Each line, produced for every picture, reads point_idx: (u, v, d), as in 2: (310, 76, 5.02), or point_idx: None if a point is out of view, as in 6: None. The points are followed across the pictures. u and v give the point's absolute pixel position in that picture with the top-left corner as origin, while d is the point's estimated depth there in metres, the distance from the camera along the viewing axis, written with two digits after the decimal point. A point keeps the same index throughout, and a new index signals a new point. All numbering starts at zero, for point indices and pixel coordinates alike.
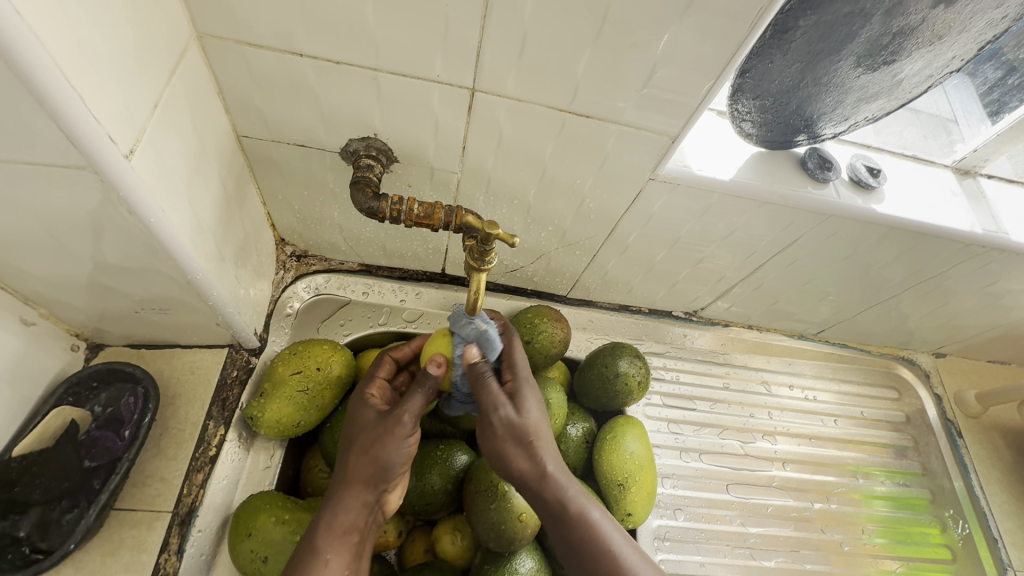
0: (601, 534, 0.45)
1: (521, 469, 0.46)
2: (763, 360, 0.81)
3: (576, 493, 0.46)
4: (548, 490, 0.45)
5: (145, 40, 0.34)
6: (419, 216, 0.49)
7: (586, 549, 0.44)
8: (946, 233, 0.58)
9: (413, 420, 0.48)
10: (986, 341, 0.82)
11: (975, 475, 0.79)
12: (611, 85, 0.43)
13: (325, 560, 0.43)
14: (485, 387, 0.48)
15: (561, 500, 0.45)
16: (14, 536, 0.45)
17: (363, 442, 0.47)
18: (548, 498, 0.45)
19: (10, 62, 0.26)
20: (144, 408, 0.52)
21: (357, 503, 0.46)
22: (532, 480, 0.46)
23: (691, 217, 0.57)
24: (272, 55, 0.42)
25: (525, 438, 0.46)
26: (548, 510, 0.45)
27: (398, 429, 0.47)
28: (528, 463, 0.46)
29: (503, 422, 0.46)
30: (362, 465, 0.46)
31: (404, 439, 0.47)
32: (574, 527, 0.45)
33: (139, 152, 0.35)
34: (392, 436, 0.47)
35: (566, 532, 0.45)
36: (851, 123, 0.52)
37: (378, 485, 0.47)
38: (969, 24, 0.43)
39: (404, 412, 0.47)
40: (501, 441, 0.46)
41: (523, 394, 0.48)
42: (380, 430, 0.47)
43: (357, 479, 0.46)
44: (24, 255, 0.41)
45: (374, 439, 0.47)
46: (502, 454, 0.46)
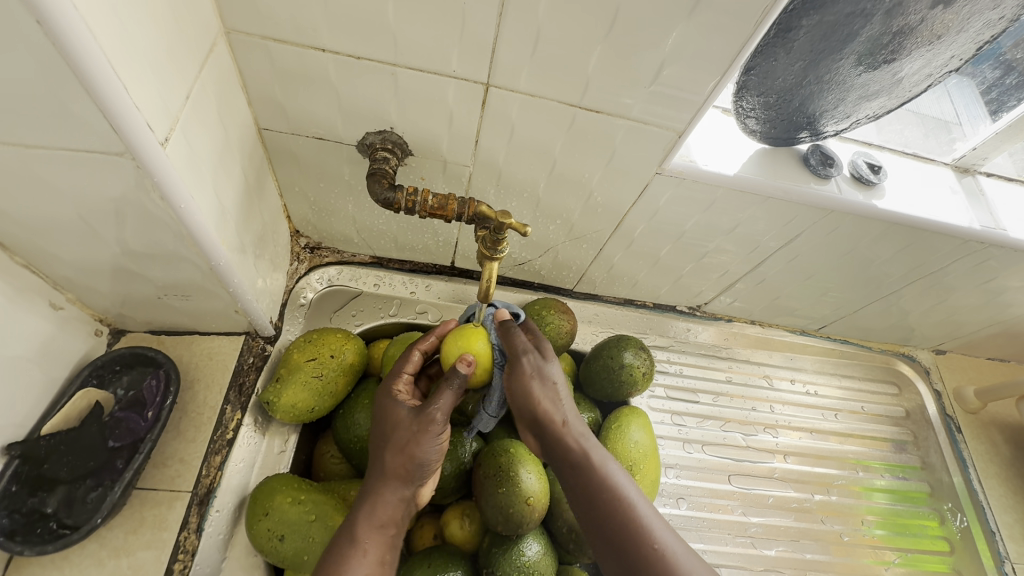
0: (619, 484, 0.48)
1: (545, 410, 0.51)
2: (764, 355, 0.83)
3: (594, 445, 0.50)
4: (568, 440, 0.50)
5: (179, 32, 0.36)
6: (434, 208, 0.50)
7: (601, 501, 0.47)
8: (945, 229, 0.59)
9: (444, 417, 0.50)
10: (985, 338, 0.84)
11: (973, 469, 0.81)
12: (621, 81, 0.45)
13: (365, 550, 0.45)
14: (515, 336, 0.51)
15: (580, 447, 0.50)
16: (42, 512, 0.47)
17: (399, 441, 0.49)
18: (568, 444, 0.50)
19: (57, 45, 0.28)
20: (165, 391, 0.54)
21: (394, 497, 0.48)
22: (554, 423, 0.51)
23: (696, 211, 0.59)
24: (295, 50, 0.44)
25: (549, 381, 0.51)
26: (566, 456, 0.50)
27: (431, 428, 0.49)
28: (552, 406, 0.51)
29: (531, 364, 0.50)
30: (399, 461, 0.48)
31: (435, 437, 0.49)
32: (591, 473, 0.48)
33: (173, 141, 0.37)
34: (425, 434, 0.49)
35: (586, 477, 0.48)
36: (853, 120, 0.53)
37: (413, 479, 0.49)
38: (967, 24, 0.44)
39: (435, 411, 0.49)
40: (528, 380, 0.50)
41: (544, 347, 0.53)
42: (414, 429, 0.49)
43: (393, 474, 0.48)
44: (58, 240, 0.43)
45: (408, 437, 0.49)
46: (528, 394, 0.51)
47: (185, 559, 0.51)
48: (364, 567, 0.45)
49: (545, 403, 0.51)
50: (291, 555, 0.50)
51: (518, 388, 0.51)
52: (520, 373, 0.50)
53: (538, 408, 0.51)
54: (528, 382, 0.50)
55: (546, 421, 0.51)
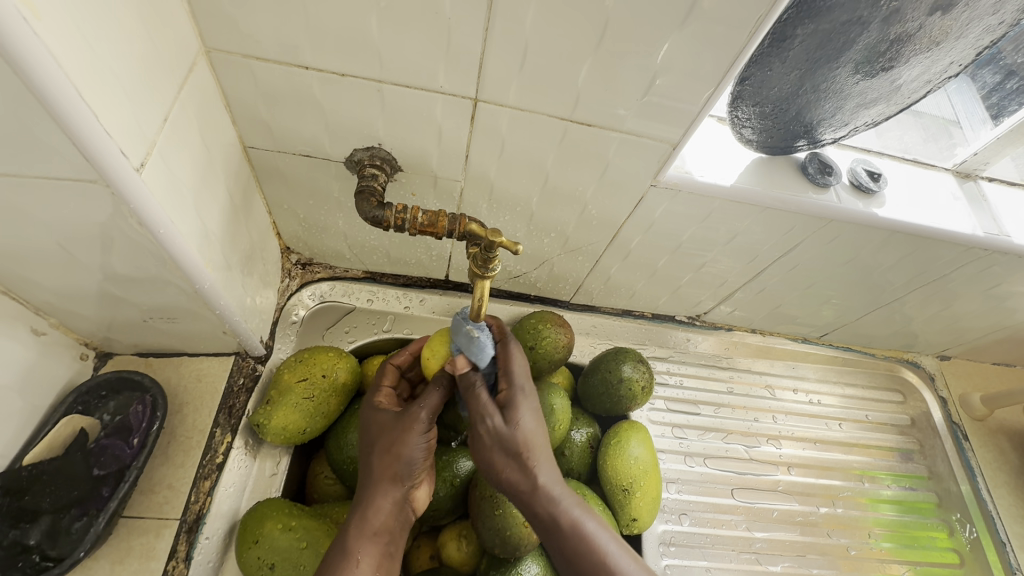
0: (589, 539, 0.46)
1: (513, 482, 0.47)
2: (766, 364, 0.81)
3: (570, 505, 0.47)
4: (541, 503, 0.47)
5: (155, 55, 0.35)
6: (424, 224, 0.49)
7: (579, 561, 0.45)
8: (947, 236, 0.58)
9: (428, 415, 0.49)
10: (990, 343, 0.82)
11: (982, 478, 0.79)
12: (612, 94, 0.44)
13: (357, 560, 0.44)
14: (475, 398, 0.48)
15: (555, 513, 0.46)
16: (24, 545, 0.46)
17: (384, 443, 0.48)
18: (540, 513, 0.47)
19: (21, 74, 0.26)
20: (152, 416, 0.53)
21: (386, 502, 0.47)
22: (525, 492, 0.47)
23: (692, 222, 0.57)
24: (279, 68, 0.43)
25: (517, 453, 0.47)
26: (538, 518, 0.47)
27: (415, 426, 0.48)
28: (518, 475, 0.47)
29: (490, 435, 0.47)
30: (387, 464, 0.48)
31: (424, 437, 0.49)
32: (562, 533, 0.46)
33: (150, 165, 0.36)
34: (410, 432, 0.48)
35: (556, 535, 0.46)
36: (851, 128, 0.52)
37: (405, 482, 0.48)
38: (966, 30, 0.43)
39: (419, 410, 0.49)
40: (489, 452, 0.47)
41: (515, 405, 0.48)
42: (398, 428, 0.49)
43: (383, 478, 0.47)
44: (35, 267, 0.42)
45: (393, 437, 0.48)
46: (491, 465, 0.47)
47: None
48: None
49: (516, 458, 0.47)
50: None
51: (489, 455, 0.47)
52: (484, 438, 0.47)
53: (505, 469, 0.47)
54: (494, 447, 0.47)
55: (512, 478, 0.47)
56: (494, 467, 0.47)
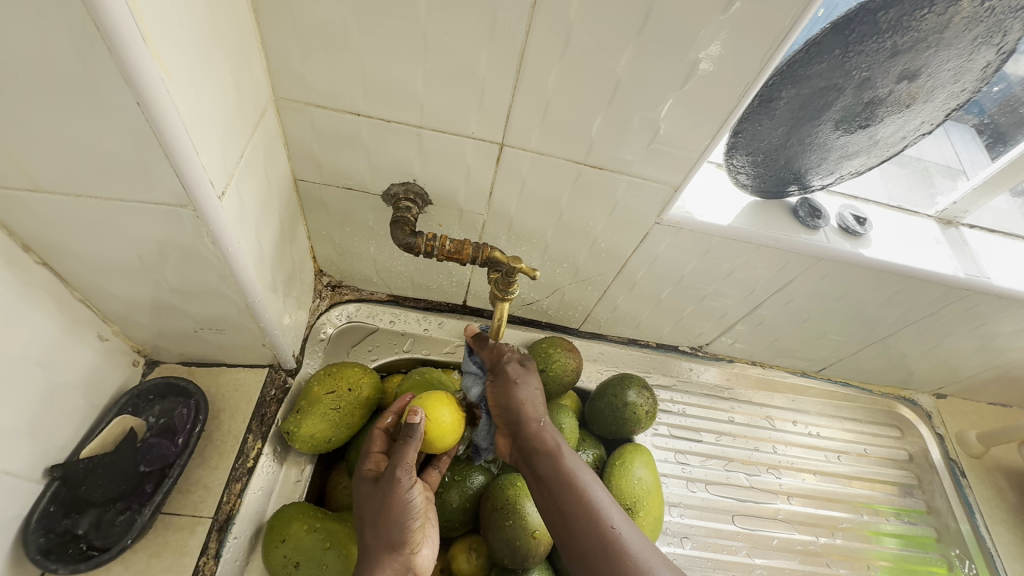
0: (582, 476, 0.52)
1: (528, 409, 0.56)
2: (767, 396, 0.85)
3: (563, 445, 0.55)
4: (540, 435, 0.55)
5: (239, 104, 0.41)
6: (450, 251, 0.55)
7: (569, 510, 0.50)
8: (931, 277, 0.63)
9: (408, 471, 0.51)
10: (983, 382, 0.85)
11: (980, 515, 0.80)
12: (621, 143, 0.50)
13: None
14: (496, 348, 0.60)
15: (556, 445, 0.54)
16: (74, 533, 0.50)
17: (372, 514, 0.50)
18: (545, 439, 0.55)
19: (153, 124, 0.32)
20: (195, 419, 0.57)
21: (388, 572, 0.48)
22: (534, 423, 0.55)
23: (693, 257, 0.63)
24: (335, 115, 0.50)
25: (533, 387, 0.57)
26: (542, 450, 0.54)
27: (396, 484, 0.50)
28: (533, 407, 0.56)
29: (516, 370, 0.57)
30: (378, 534, 0.49)
31: (411, 498, 0.50)
32: (562, 465, 0.53)
33: (228, 195, 0.42)
34: (393, 493, 0.50)
35: (553, 467, 0.53)
36: (837, 176, 0.58)
37: (399, 548, 0.49)
38: (933, 95, 0.49)
39: (395, 467, 0.51)
40: (514, 383, 0.57)
41: (529, 362, 0.60)
42: (383, 495, 0.51)
43: (379, 548, 0.49)
44: (112, 278, 0.48)
45: (380, 506, 0.50)
46: (514, 396, 0.56)
47: None
48: None
49: (533, 406, 0.56)
50: None
51: (510, 394, 0.56)
52: (506, 378, 0.57)
53: (519, 412, 0.56)
54: (513, 384, 0.57)
55: (528, 424, 0.55)
56: (515, 414, 0.56)
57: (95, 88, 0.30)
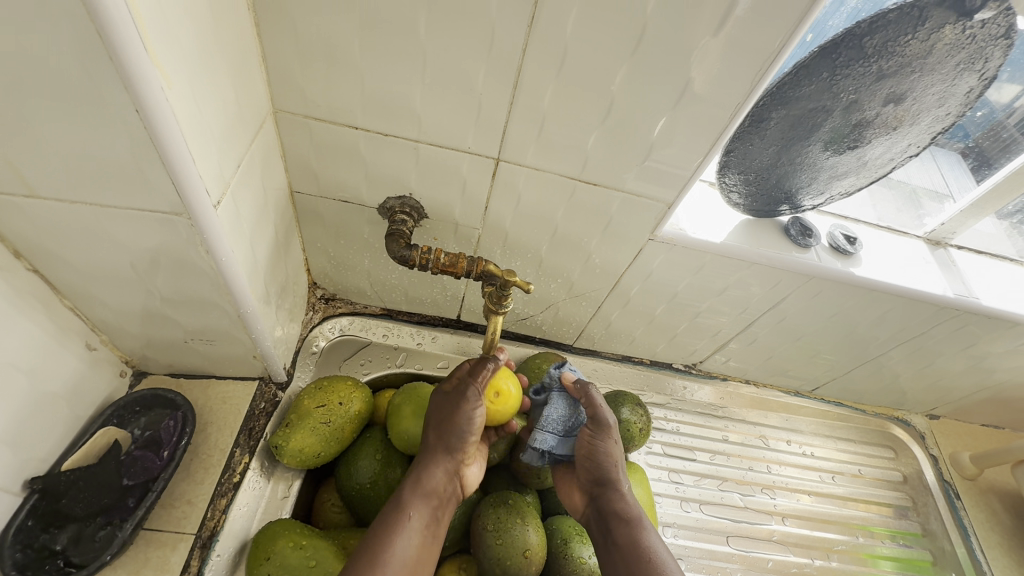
0: (656, 548, 0.54)
1: (614, 468, 0.59)
2: (761, 415, 0.85)
3: (639, 513, 0.57)
4: (616, 497, 0.58)
5: (237, 115, 0.42)
6: (445, 264, 0.55)
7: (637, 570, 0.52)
8: (921, 296, 0.64)
9: (476, 393, 0.59)
10: (975, 403, 0.86)
11: (975, 538, 0.80)
12: (615, 160, 0.51)
13: (409, 516, 0.53)
14: (591, 398, 0.62)
15: (633, 510, 0.57)
16: (52, 549, 0.48)
17: (437, 419, 0.58)
18: (625, 502, 0.58)
19: (151, 132, 0.32)
20: (182, 431, 0.56)
21: (441, 471, 0.56)
22: (616, 483, 0.59)
23: (687, 274, 0.63)
24: (333, 128, 0.50)
25: (621, 449, 0.61)
26: (619, 513, 0.57)
27: (465, 400, 0.58)
28: (619, 467, 0.60)
29: (612, 427, 0.61)
30: (441, 438, 0.57)
31: (473, 416, 0.58)
32: (636, 530, 0.55)
33: (223, 204, 0.42)
34: (461, 406, 0.58)
35: (628, 530, 0.55)
36: (828, 196, 0.59)
37: (455, 454, 0.57)
38: (919, 119, 0.50)
39: (468, 386, 0.59)
40: (609, 441, 0.60)
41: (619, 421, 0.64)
42: (450, 405, 0.59)
43: (438, 450, 0.57)
44: (103, 287, 0.47)
45: (446, 414, 0.58)
46: (606, 453, 0.59)
47: None
48: (408, 530, 0.52)
49: (620, 468, 0.60)
50: None
51: (603, 451, 0.60)
52: (604, 435, 0.60)
53: (607, 473, 0.59)
54: (609, 442, 0.60)
55: (611, 484, 0.58)
56: (604, 473, 0.59)
57: (95, 94, 0.30)
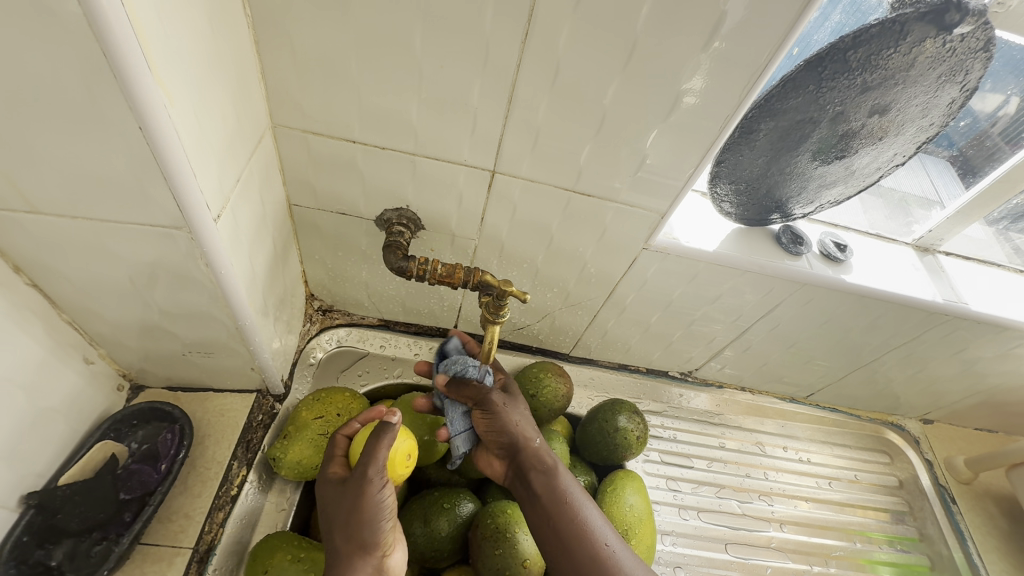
0: (571, 492, 0.57)
1: (521, 432, 0.59)
2: (757, 422, 0.85)
3: (553, 461, 0.59)
4: (530, 455, 0.59)
5: (238, 130, 0.43)
6: (442, 275, 0.56)
7: (559, 522, 0.55)
8: (911, 302, 0.65)
9: (381, 472, 0.48)
10: (968, 407, 0.86)
11: (972, 542, 0.80)
12: (609, 170, 0.52)
13: None
14: (467, 386, 0.60)
15: (551, 463, 0.59)
16: (46, 565, 0.48)
17: (344, 514, 0.48)
18: (540, 459, 0.59)
19: (156, 150, 0.33)
20: (179, 445, 0.56)
21: (361, 575, 0.46)
22: (526, 445, 0.59)
23: (681, 282, 0.64)
24: (331, 142, 0.51)
25: (523, 411, 0.61)
26: (537, 471, 0.58)
27: (370, 486, 0.47)
28: (524, 428, 0.60)
29: (500, 398, 0.61)
30: (353, 534, 0.47)
31: (382, 496, 0.48)
32: (553, 484, 0.57)
33: (224, 218, 0.42)
34: (366, 494, 0.47)
35: (546, 484, 0.57)
36: (818, 204, 0.60)
37: (373, 551, 0.47)
38: (903, 129, 0.52)
39: (369, 468, 0.47)
40: (505, 410, 0.60)
41: (512, 386, 0.63)
42: (355, 493, 0.48)
43: (352, 551, 0.47)
44: (101, 301, 0.47)
45: (354, 505, 0.47)
46: (508, 422, 0.60)
47: None
48: None
49: (525, 427, 0.60)
50: None
51: (504, 419, 0.60)
52: (494, 407, 0.60)
53: (511, 438, 0.59)
54: (501, 411, 0.60)
55: (522, 447, 0.59)
56: (511, 439, 0.59)
57: (99, 112, 0.31)
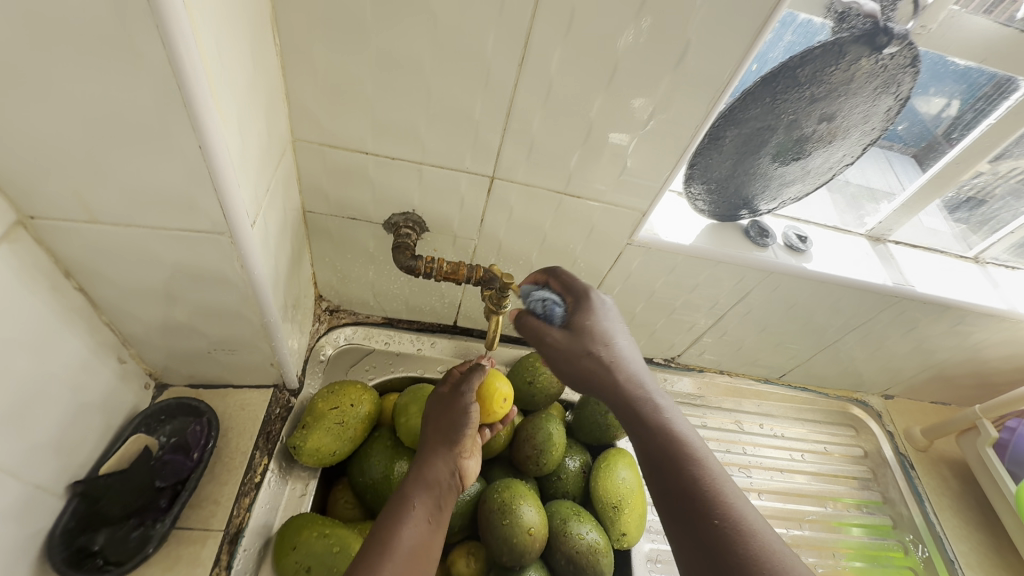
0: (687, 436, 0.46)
1: (606, 367, 0.51)
2: (735, 402, 0.93)
3: (660, 400, 0.49)
4: (628, 393, 0.50)
5: (268, 146, 0.48)
6: (448, 272, 0.61)
7: (676, 470, 0.44)
8: (864, 286, 0.72)
9: (471, 392, 0.65)
10: (922, 382, 0.95)
11: (929, 503, 0.88)
12: (596, 174, 0.58)
13: (413, 505, 0.57)
14: (529, 323, 0.54)
15: (651, 400, 0.49)
16: (89, 550, 0.52)
17: (436, 418, 0.64)
18: (639, 395, 0.49)
19: (209, 166, 0.38)
20: (208, 435, 0.60)
21: (441, 462, 0.61)
22: (619, 381, 0.50)
23: (662, 273, 0.71)
24: (345, 153, 0.56)
25: (603, 342, 0.52)
26: (639, 411, 0.48)
27: (461, 398, 0.65)
28: (611, 362, 0.51)
29: (580, 326, 0.52)
30: (441, 432, 0.63)
31: (469, 410, 0.64)
32: (661, 425, 0.47)
33: (256, 224, 0.47)
34: (457, 403, 0.64)
35: (655, 427, 0.47)
36: (781, 201, 0.68)
37: (455, 447, 0.62)
38: (849, 133, 0.59)
39: (463, 387, 0.66)
40: (575, 343, 0.52)
41: (589, 303, 0.53)
42: (449, 404, 0.65)
43: (440, 444, 0.62)
44: (139, 302, 0.52)
45: (445, 414, 0.64)
46: (584, 354, 0.52)
47: None
48: (412, 516, 0.56)
49: (609, 356, 0.51)
50: None
51: (576, 354, 0.52)
52: (562, 340, 0.52)
53: (597, 370, 0.51)
54: (576, 339, 0.52)
55: (616, 385, 0.50)
56: (591, 377, 0.51)
57: (163, 134, 0.36)
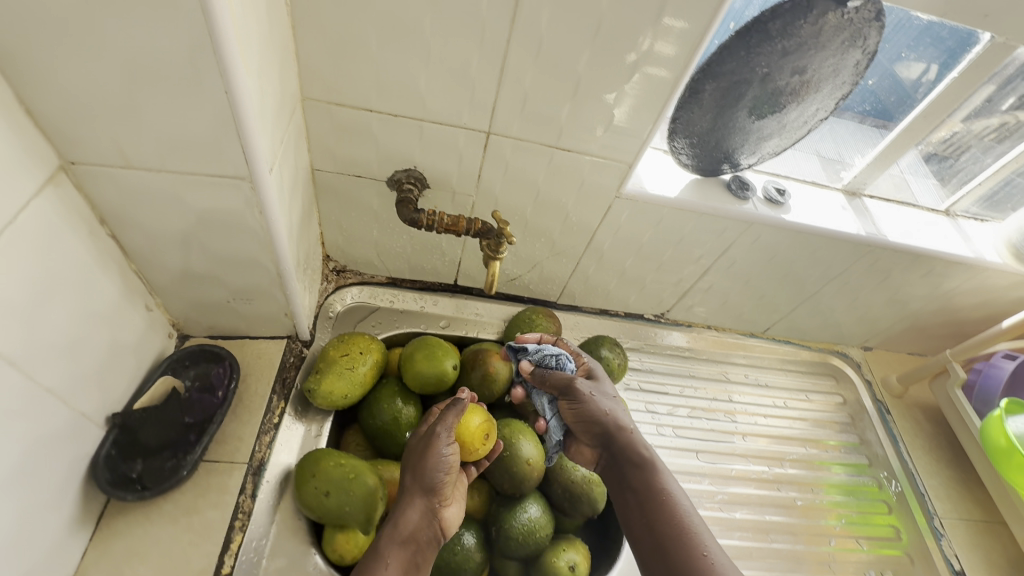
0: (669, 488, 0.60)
1: (608, 427, 0.65)
2: (722, 354, 0.98)
3: (651, 454, 0.63)
4: (621, 436, 0.65)
5: (282, 100, 0.52)
6: (448, 224, 0.66)
7: (661, 529, 0.57)
8: (839, 236, 0.77)
9: (448, 432, 0.60)
10: (898, 333, 1.01)
11: (903, 443, 0.94)
12: (585, 128, 0.63)
13: (386, 562, 0.53)
14: (551, 377, 0.67)
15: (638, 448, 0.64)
16: (129, 476, 0.57)
17: (413, 463, 0.60)
18: (633, 446, 0.64)
19: (234, 111, 0.43)
20: (230, 377, 0.66)
21: (414, 512, 0.57)
22: (614, 427, 0.65)
23: (649, 227, 0.75)
24: (351, 111, 0.60)
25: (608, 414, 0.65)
26: (630, 458, 0.63)
27: (436, 439, 0.60)
28: (612, 418, 0.65)
29: (585, 386, 0.66)
30: (416, 480, 0.59)
31: (442, 451, 0.59)
32: (649, 470, 0.62)
33: (273, 173, 0.52)
34: (432, 445, 0.60)
35: (643, 478, 0.62)
36: (760, 155, 0.72)
37: (431, 494, 0.58)
38: (821, 87, 0.64)
39: (439, 426, 0.61)
40: (589, 401, 0.66)
41: (595, 374, 0.69)
42: (423, 447, 0.60)
43: (415, 493, 0.58)
44: (165, 250, 0.56)
45: (420, 458, 0.60)
46: (597, 411, 0.65)
47: (244, 519, 0.60)
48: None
49: (612, 415, 0.65)
50: (335, 508, 0.59)
51: (585, 410, 0.65)
52: (579, 398, 0.66)
53: (604, 423, 0.65)
54: (587, 402, 0.65)
55: (616, 438, 0.65)
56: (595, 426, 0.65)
57: (195, 80, 0.40)
